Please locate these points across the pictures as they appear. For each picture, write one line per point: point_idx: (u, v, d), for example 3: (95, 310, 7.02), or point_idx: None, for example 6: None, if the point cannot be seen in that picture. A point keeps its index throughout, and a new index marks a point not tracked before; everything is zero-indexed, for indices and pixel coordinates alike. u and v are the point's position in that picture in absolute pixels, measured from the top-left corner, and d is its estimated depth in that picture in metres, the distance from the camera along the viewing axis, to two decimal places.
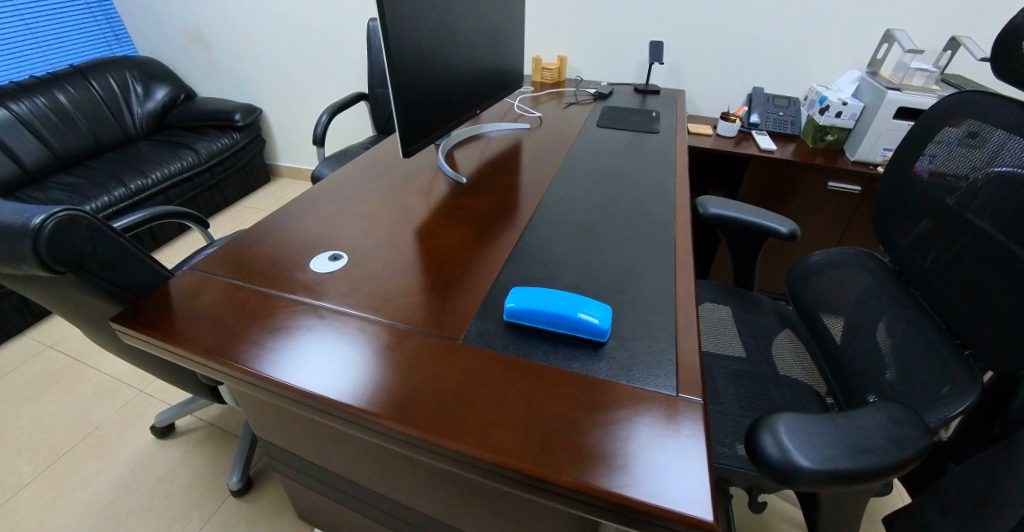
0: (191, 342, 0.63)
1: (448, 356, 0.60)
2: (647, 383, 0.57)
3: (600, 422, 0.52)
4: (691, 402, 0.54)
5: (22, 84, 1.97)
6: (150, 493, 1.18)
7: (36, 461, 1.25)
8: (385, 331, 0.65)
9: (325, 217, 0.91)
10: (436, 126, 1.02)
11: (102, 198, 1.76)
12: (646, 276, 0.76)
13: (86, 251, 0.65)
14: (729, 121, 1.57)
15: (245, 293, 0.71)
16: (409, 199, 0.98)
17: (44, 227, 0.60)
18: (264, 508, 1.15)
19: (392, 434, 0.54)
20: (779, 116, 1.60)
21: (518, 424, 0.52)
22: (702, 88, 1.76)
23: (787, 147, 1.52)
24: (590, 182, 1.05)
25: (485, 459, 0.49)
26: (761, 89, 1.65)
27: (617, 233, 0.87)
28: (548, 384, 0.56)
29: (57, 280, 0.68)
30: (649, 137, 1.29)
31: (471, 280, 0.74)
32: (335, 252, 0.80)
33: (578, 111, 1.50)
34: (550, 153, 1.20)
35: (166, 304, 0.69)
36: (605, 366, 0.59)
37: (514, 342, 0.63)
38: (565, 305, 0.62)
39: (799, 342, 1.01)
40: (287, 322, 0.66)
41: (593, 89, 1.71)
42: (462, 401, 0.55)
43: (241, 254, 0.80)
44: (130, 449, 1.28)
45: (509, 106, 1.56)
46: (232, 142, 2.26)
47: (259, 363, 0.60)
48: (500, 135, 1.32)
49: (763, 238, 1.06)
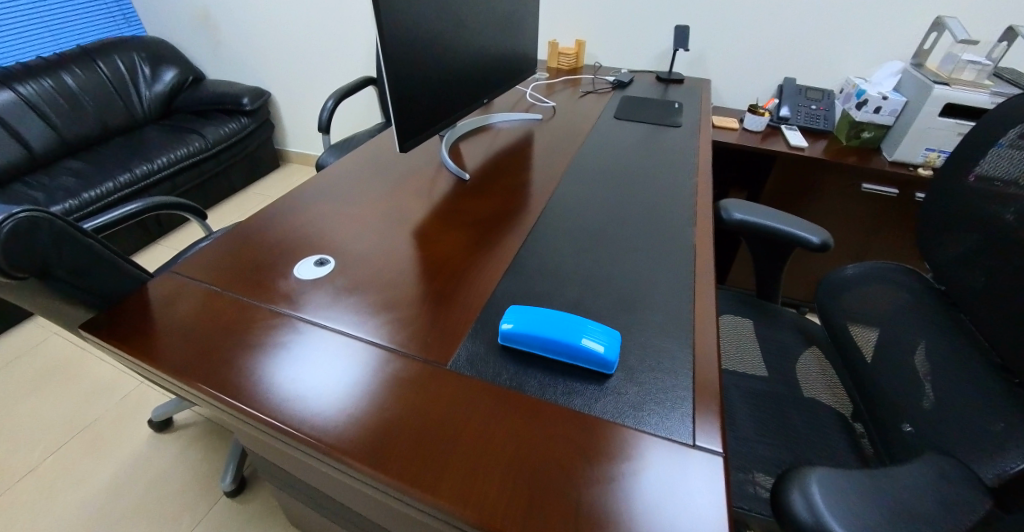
0: (158, 358, 0.58)
1: (434, 385, 0.54)
2: (657, 428, 0.50)
3: (599, 475, 0.46)
4: (706, 453, 0.47)
5: (29, 66, 1.94)
6: (146, 490, 1.16)
7: (35, 451, 1.24)
8: (370, 349, 0.59)
9: (318, 216, 0.86)
10: (437, 119, 0.96)
11: (107, 185, 1.73)
12: (659, 294, 0.69)
13: (50, 254, 0.59)
14: (757, 114, 1.47)
15: (223, 301, 0.66)
16: (409, 198, 0.92)
17: (0, 228, 0.54)
18: (257, 510, 1.13)
19: (364, 478, 0.48)
20: (810, 109, 1.49)
21: (505, 476, 0.46)
22: (729, 79, 1.65)
23: (817, 144, 1.41)
24: (604, 183, 0.98)
25: (464, 518, 0.43)
26: (792, 81, 1.54)
27: (629, 242, 0.80)
28: (541, 424, 0.50)
29: (23, 287, 0.62)
30: (669, 131, 1.21)
31: (467, 293, 0.68)
32: (322, 257, 0.75)
33: (594, 101, 1.42)
34: (561, 149, 1.13)
35: (139, 313, 0.64)
36: (609, 404, 0.52)
37: (507, 369, 0.57)
38: (564, 330, 0.56)
39: (826, 362, 0.93)
40: (263, 337, 0.61)
41: (612, 76, 1.61)
42: (445, 443, 0.49)
43: (225, 256, 0.75)
44: (129, 442, 1.26)
45: (521, 94, 1.48)
46: (239, 127, 2.21)
47: (227, 387, 0.54)
48: (511, 128, 1.25)
49: (790, 248, 0.98)
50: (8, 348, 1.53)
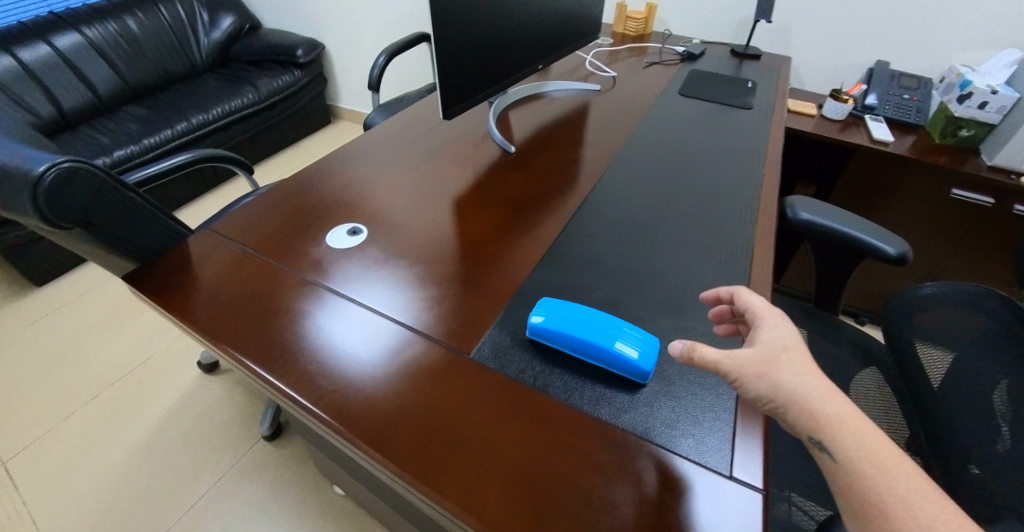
0: (190, 317, 0.59)
1: (455, 376, 0.53)
2: (689, 451, 0.46)
3: (615, 498, 0.43)
4: (741, 486, 0.44)
5: (96, 9, 2.00)
6: (192, 426, 1.24)
7: (98, 379, 1.34)
8: (392, 330, 0.58)
9: (357, 182, 0.84)
10: (484, 86, 0.91)
11: (165, 132, 1.79)
12: (710, 298, 0.64)
13: (91, 206, 0.60)
14: (839, 100, 1.32)
15: (256, 264, 0.66)
16: (451, 168, 0.89)
17: (44, 178, 0.54)
18: (290, 455, 1.19)
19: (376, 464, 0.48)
20: (902, 99, 1.33)
21: (518, 485, 0.44)
22: (813, 58, 1.49)
23: (905, 139, 1.26)
24: (658, 168, 0.91)
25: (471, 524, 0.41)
26: (885, 65, 1.38)
27: (682, 236, 0.74)
28: (559, 431, 0.48)
29: (66, 235, 0.63)
30: (739, 113, 1.10)
31: (500, 278, 0.66)
32: (356, 226, 0.74)
33: (659, 73, 1.31)
34: (616, 126, 1.05)
35: (177, 268, 0.65)
36: (638, 418, 0.49)
37: (531, 366, 0.54)
38: (597, 332, 0.53)
39: (885, 384, 0.85)
40: (291, 305, 0.61)
41: (682, 46, 1.48)
42: (459, 439, 0.47)
43: (263, 217, 0.75)
44: (178, 379, 1.35)
45: (581, 60, 1.39)
46: (292, 79, 2.22)
47: (251, 354, 0.55)
48: (566, 98, 1.18)
49: (860, 257, 0.89)
50: (80, 282, 1.66)
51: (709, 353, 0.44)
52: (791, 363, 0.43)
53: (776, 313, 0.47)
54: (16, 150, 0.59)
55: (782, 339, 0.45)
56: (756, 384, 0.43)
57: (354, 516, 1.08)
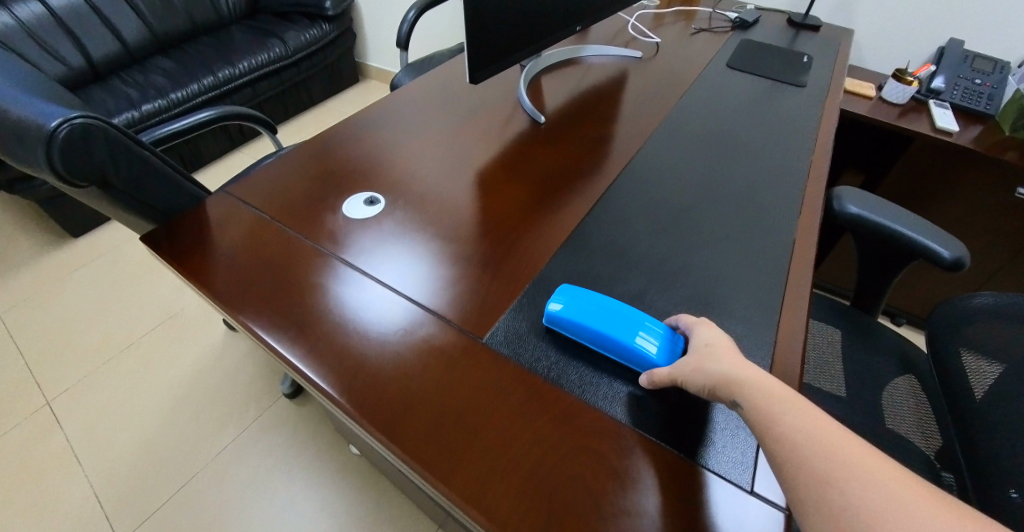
0: (206, 283, 0.58)
1: (467, 362, 0.51)
2: (707, 461, 0.44)
3: (623, 505, 0.41)
4: (761, 503, 0.41)
5: None
6: (216, 380, 1.28)
7: (130, 328, 1.39)
8: (405, 309, 0.56)
9: (378, 148, 0.81)
10: (515, 50, 0.85)
11: (192, 86, 1.78)
12: (744, 294, 0.60)
13: (105, 163, 0.59)
14: (901, 82, 1.21)
15: (272, 231, 0.65)
16: (477, 137, 0.85)
17: (58, 133, 0.53)
18: (308, 414, 1.21)
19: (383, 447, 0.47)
20: (974, 84, 1.20)
21: (526, 482, 0.42)
22: (878, 32, 1.36)
23: (971, 129, 1.15)
24: (697, 149, 0.84)
25: (475, 519, 0.40)
26: (959, 43, 1.25)
27: (718, 225, 0.69)
28: (572, 428, 0.46)
29: (82, 194, 0.63)
30: (791, 92, 1.02)
31: (520, 259, 0.63)
32: (374, 195, 0.71)
33: (707, 42, 1.22)
34: (655, 101, 0.98)
35: (194, 231, 0.64)
36: (655, 421, 0.47)
37: (546, 356, 0.52)
38: (617, 325, 0.50)
39: (922, 394, 0.81)
40: (305, 276, 0.60)
41: (734, 12, 1.37)
42: (468, 429, 0.46)
43: (281, 181, 0.73)
44: (204, 334, 1.38)
45: (623, 24, 1.30)
46: (320, 33, 2.16)
47: (263, 325, 0.54)
48: (604, 65, 1.10)
49: (909, 258, 0.82)
50: (113, 234, 1.70)
51: (663, 371, 0.47)
52: (717, 355, 0.45)
53: (701, 319, 0.50)
54: (27, 103, 0.58)
55: (706, 337, 0.47)
56: (693, 379, 0.44)
57: (371, 477, 1.11)
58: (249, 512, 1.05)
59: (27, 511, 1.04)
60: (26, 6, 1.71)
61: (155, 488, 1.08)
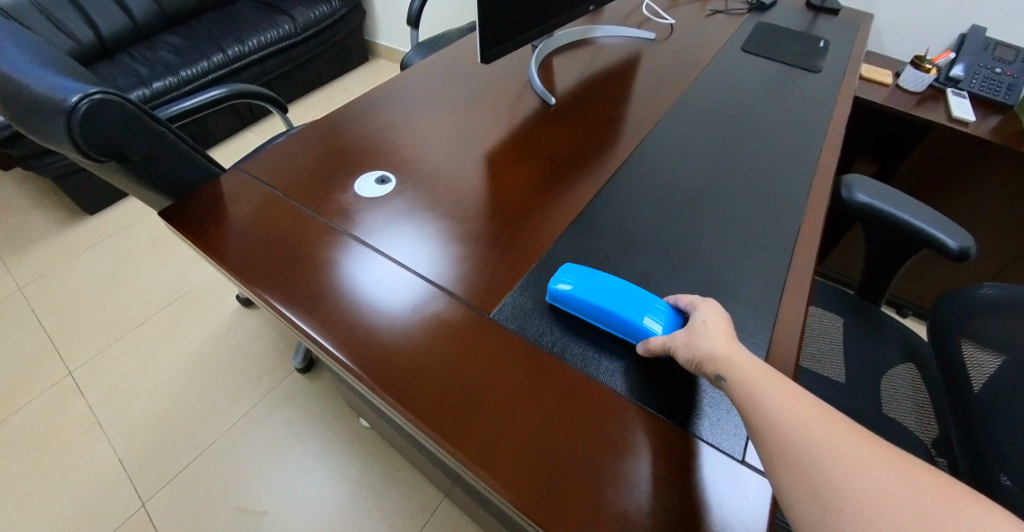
0: (223, 255, 0.60)
1: (473, 335, 0.53)
2: (703, 434, 0.45)
3: (621, 472, 0.43)
4: (755, 474, 0.43)
5: None
6: (228, 354, 1.31)
7: (146, 302, 1.43)
8: (413, 284, 0.58)
9: (389, 128, 0.82)
10: (526, 30, 0.85)
11: (202, 64, 1.78)
12: (748, 278, 0.60)
13: (122, 138, 0.60)
14: (920, 69, 1.19)
15: (285, 207, 0.66)
16: (487, 117, 0.86)
17: (78, 108, 0.54)
18: (319, 388, 1.25)
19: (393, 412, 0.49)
20: (993, 73, 1.18)
21: (529, 446, 0.44)
22: (897, 17, 1.34)
23: (988, 120, 1.13)
24: (707, 133, 0.84)
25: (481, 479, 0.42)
26: (981, 30, 1.21)
27: (725, 209, 0.70)
28: (574, 400, 0.47)
29: (102, 169, 0.65)
30: (806, 78, 1.01)
31: (527, 239, 0.64)
32: (384, 174, 0.73)
33: (723, 25, 1.20)
34: (667, 83, 0.97)
35: (209, 206, 0.66)
36: (656, 395, 0.48)
37: (550, 332, 0.54)
38: (624, 305, 0.51)
39: (921, 383, 0.82)
40: (317, 251, 0.61)
41: None
42: (474, 398, 0.48)
43: (293, 158, 0.75)
44: (216, 308, 1.42)
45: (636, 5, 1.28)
46: (329, 10, 2.14)
47: (278, 296, 0.56)
48: (617, 47, 1.09)
49: (916, 247, 0.82)
50: (127, 211, 1.73)
51: (658, 339, 0.48)
52: (711, 331, 0.46)
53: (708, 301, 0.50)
54: (46, 78, 0.59)
55: (705, 314, 0.48)
56: (682, 351, 0.46)
57: (379, 449, 1.14)
58: (262, 480, 1.09)
59: (52, 475, 1.09)
60: None
61: (172, 455, 1.12)
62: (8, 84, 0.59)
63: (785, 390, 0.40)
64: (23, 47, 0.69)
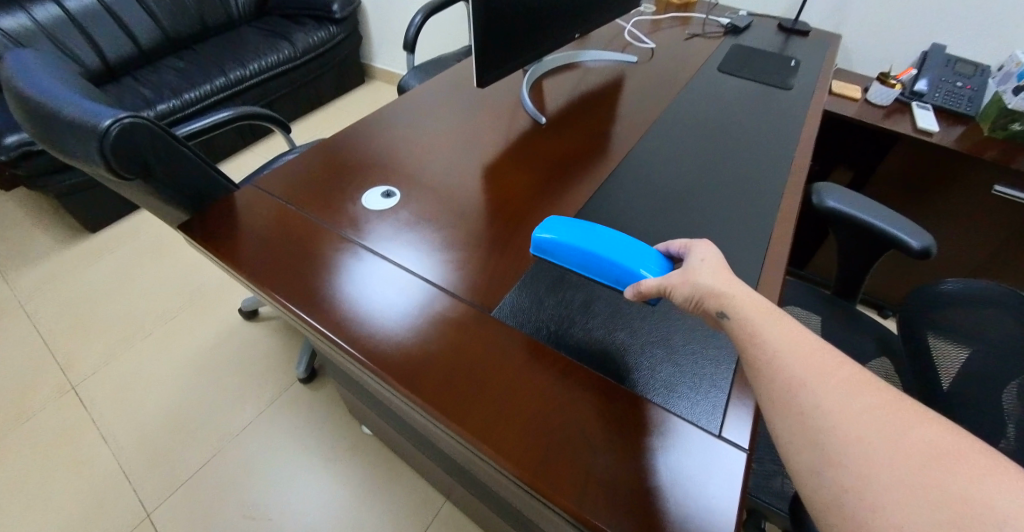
0: (241, 262, 0.65)
1: (476, 330, 0.58)
2: (686, 414, 0.50)
3: (615, 444, 0.48)
4: (731, 447, 0.48)
5: None
6: (232, 364, 1.35)
7: (149, 315, 1.46)
8: (419, 285, 0.63)
9: (392, 144, 0.88)
10: (519, 54, 0.92)
11: (205, 86, 1.85)
12: None
13: (148, 157, 0.65)
14: (886, 85, 1.28)
15: (298, 218, 0.72)
16: (484, 134, 0.92)
17: (109, 131, 0.60)
18: (321, 397, 1.28)
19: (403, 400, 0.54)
20: (955, 88, 1.27)
21: (529, 424, 0.49)
22: (864, 37, 1.43)
23: (951, 130, 1.21)
24: (688, 145, 0.91)
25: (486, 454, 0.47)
26: (941, 49, 1.31)
27: (705, 214, 0.76)
28: (569, 384, 0.52)
29: (130, 185, 0.70)
30: (778, 94, 1.08)
31: (523, 244, 0.70)
32: (389, 188, 0.78)
33: (701, 47, 1.28)
34: (650, 101, 1.05)
35: (227, 218, 0.71)
36: (643, 380, 0.53)
37: (546, 328, 0.58)
38: (609, 248, 0.56)
39: (893, 375, 0.87)
40: (329, 257, 0.66)
41: (727, 18, 1.43)
42: (477, 384, 0.52)
43: (304, 173, 0.80)
44: (219, 321, 1.45)
45: (620, 30, 1.37)
46: (328, 34, 2.23)
47: (294, 297, 0.61)
48: (603, 68, 1.17)
49: (884, 248, 0.88)
50: (129, 228, 1.77)
51: (652, 282, 0.51)
52: (708, 269, 0.49)
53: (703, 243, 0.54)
54: (80, 103, 0.64)
55: (698, 255, 0.52)
56: (680, 288, 0.49)
57: (381, 453, 1.18)
58: (266, 487, 1.11)
59: (60, 484, 1.11)
60: (43, 9, 1.78)
61: (177, 464, 1.15)
62: (44, 109, 0.65)
63: (791, 329, 0.43)
64: (51, 73, 0.74)
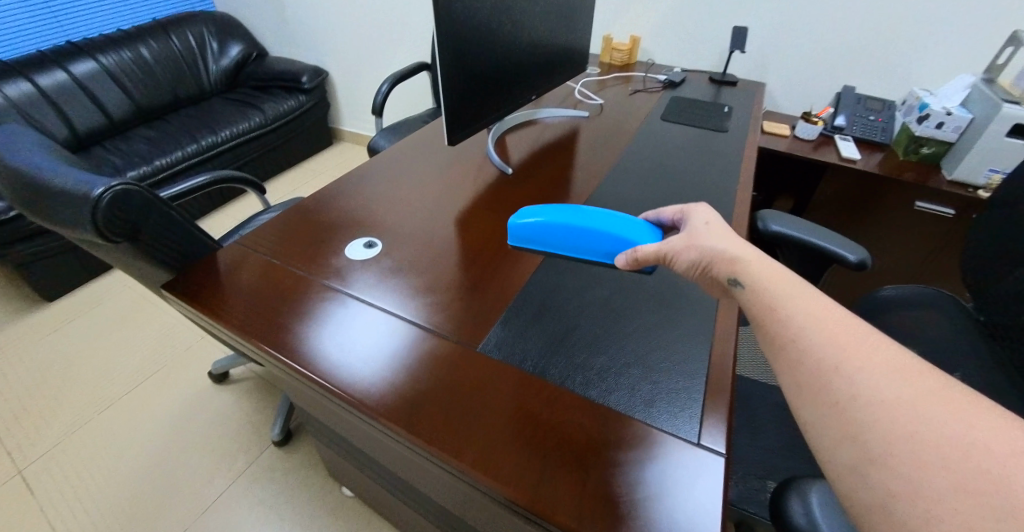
0: (228, 317, 0.66)
1: (465, 364, 0.61)
2: (665, 425, 0.54)
3: (606, 461, 0.51)
4: (709, 452, 0.51)
5: (111, 37, 2.11)
6: (205, 432, 1.29)
7: (114, 387, 1.40)
8: (407, 327, 0.66)
9: (369, 200, 0.93)
10: (484, 111, 1.00)
11: (176, 154, 1.88)
12: (690, 297, 0.72)
13: (138, 221, 0.68)
14: (809, 122, 1.44)
15: (283, 272, 0.74)
16: (455, 186, 0.98)
17: (102, 198, 0.63)
18: (298, 461, 1.24)
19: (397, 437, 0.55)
20: (869, 120, 1.43)
21: (523, 449, 0.51)
22: (785, 83, 1.62)
23: (871, 157, 1.36)
24: (642, 185, 1.00)
25: (484, 481, 0.49)
26: (851, 89, 1.49)
27: None
28: (557, 407, 0.55)
29: (117, 249, 0.72)
30: (717, 136, 1.21)
31: (501, 282, 0.74)
32: (371, 239, 0.82)
33: (644, 100, 1.43)
34: (604, 148, 1.15)
35: (212, 275, 0.73)
36: (623, 398, 0.57)
37: (530, 357, 0.62)
38: (601, 222, 0.63)
39: None
40: (316, 307, 0.69)
41: (664, 75, 1.61)
42: (470, 415, 0.55)
43: (286, 230, 0.84)
44: (189, 389, 1.40)
45: (570, 90, 1.51)
46: (297, 103, 2.33)
47: (284, 346, 0.62)
48: (559, 123, 1.28)
49: (827, 264, 0.97)
50: (90, 297, 1.72)
51: (651, 248, 0.58)
52: (707, 233, 0.56)
53: (691, 213, 0.61)
54: (73, 174, 0.68)
55: (696, 224, 0.58)
56: (686, 252, 0.55)
57: (364, 515, 1.14)
58: None
59: None
60: (16, 86, 1.80)
61: None
62: (36, 181, 0.68)
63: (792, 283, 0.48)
64: (40, 145, 0.78)
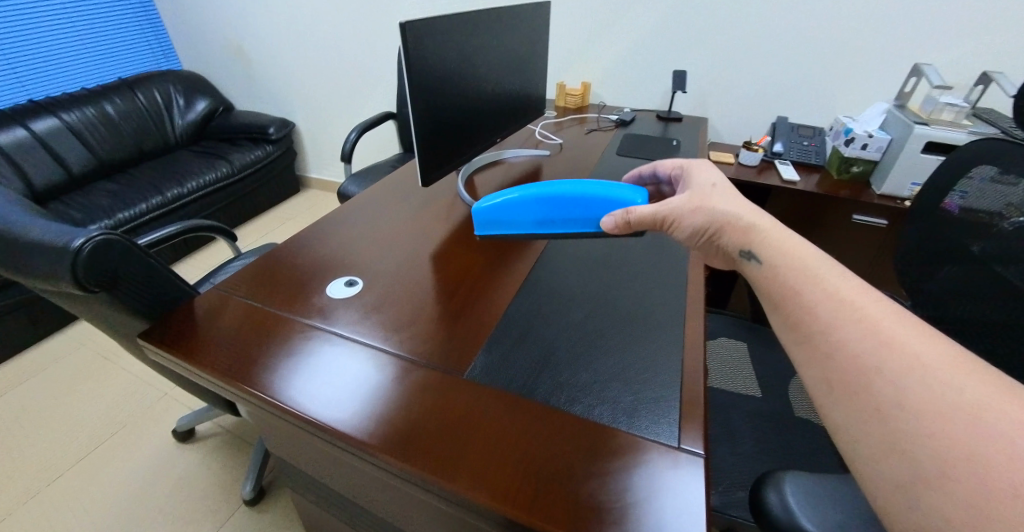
0: (207, 361, 0.65)
1: (454, 390, 0.61)
2: (648, 432, 0.56)
3: (598, 471, 0.52)
4: (691, 454, 0.53)
5: (74, 95, 2.11)
6: (170, 495, 1.21)
7: (65, 455, 1.29)
8: (393, 359, 0.67)
9: (345, 242, 0.94)
10: (455, 152, 1.05)
11: (139, 206, 1.84)
12: (659, 311, 0.76)
13: (117, 270, 0.67)
14: (751, 150, 1.56)
15: (263, 313, 0.74)
16: (429, 224, 1.01)
17: (83, 249, 0.62)
18: (271, 521, 1.16)
19: (388, 467, 0.55)
20: (803, 146, 1.57)
21: (517, 466, 0.52)
22: (726, 116, 1.77)
23: (810, 177, 1.49)
24: None
25: (479, 502, 0.49)
26: (784, 119, 1.64)
27: (630, 265, 0.87)
28: (546, 424, 0.57)
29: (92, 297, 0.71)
30: None
31: (481, 310, 0.76)
32: (351, 278, 0.83)
33: (599, 138, 1.52)
34: None
35: (189, 320, 0.72)
36: (608, 410, 0.59)
37: (516, 379, 0.63)
38: (589, 191, 0.71)
39: None
40: (298, 345, 0.69)
41: (615, 116, 1.72)
42: (462, 438, 0.55)
43: (264, 273, 0.84)
44: (150, 451, 1.31)
45: (531, 132, 1.60)
46: (264, 154, 2.35)
47: (267, 386, 0.62)
48: (522, 162, 1.35)
49: None
50: (37, 360, 1.61)
51: (648, 210, 0.65)
52: (711, 200, 0.62)
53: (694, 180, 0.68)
54: (48, 225, 0.67)
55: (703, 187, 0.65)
56: (694, 215, 0.62)
57: None
58: None
59: None
60: None
61: None
62: (6, 233, 0.66)
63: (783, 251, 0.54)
64: (5, 198, 0.77)
